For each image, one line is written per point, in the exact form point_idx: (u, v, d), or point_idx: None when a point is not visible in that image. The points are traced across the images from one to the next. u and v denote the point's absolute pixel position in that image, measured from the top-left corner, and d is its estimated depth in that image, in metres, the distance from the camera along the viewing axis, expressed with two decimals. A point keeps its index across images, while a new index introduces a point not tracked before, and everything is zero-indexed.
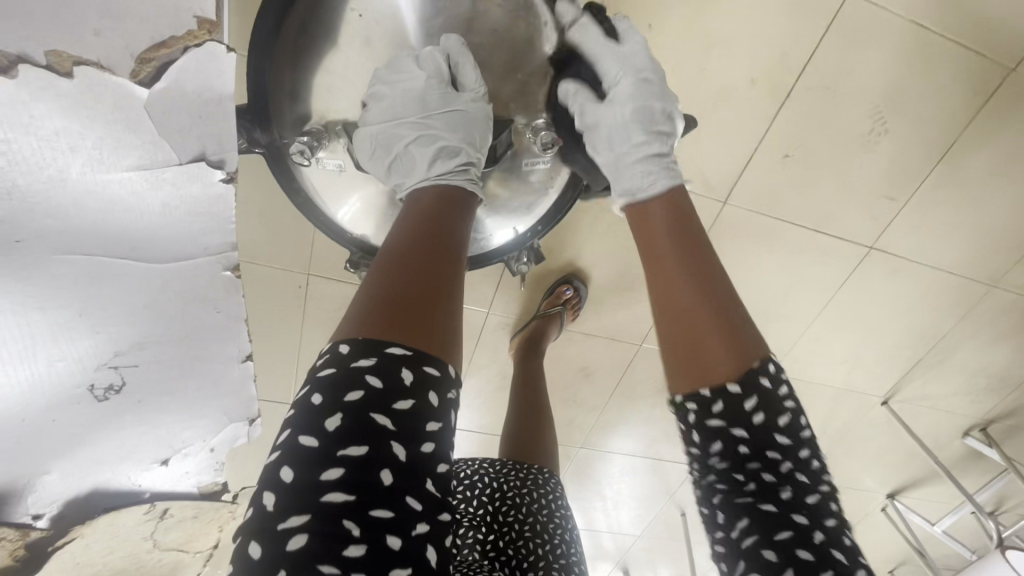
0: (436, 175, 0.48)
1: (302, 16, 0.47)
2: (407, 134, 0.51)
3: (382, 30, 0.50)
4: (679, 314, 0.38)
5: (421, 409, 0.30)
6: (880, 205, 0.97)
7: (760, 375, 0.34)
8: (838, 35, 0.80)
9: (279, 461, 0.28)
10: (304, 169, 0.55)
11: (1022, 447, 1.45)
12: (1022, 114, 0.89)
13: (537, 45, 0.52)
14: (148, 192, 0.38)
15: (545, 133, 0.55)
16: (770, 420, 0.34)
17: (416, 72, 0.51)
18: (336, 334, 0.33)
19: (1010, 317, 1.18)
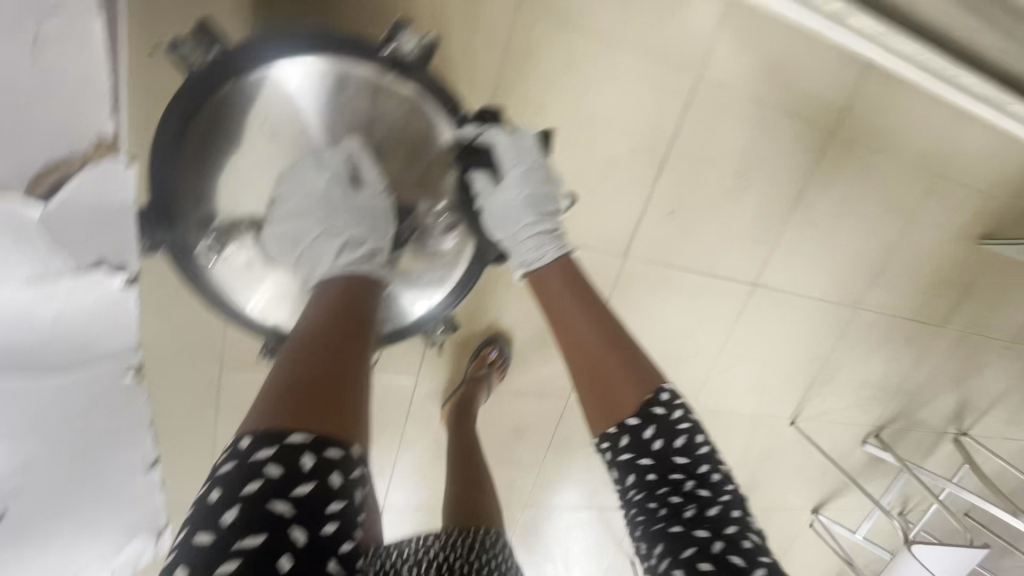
0: (346, 263, 0.51)
1: (207, 125, 0.51)
2: (314, 227, 0.52)
3: (285, 131, 0.54)
4: (587, 362, 0.54)
5: (321, 491, 0.33)
6: (756, 247, 1.12)
7: (653, 405, 0.49)
8: (697, 110, 0.94)
9: (178, 561, 0.31)
10: (210, 265, 0.55)
11: (909, 447, 1.63)
12: (847, 166, 1.08)
13: (433, 136, 0.58)
14: (40, 303, 0.35)
15: (445, 214, 0.61)
16: (664, 445, 0.48)
17: (317, 170, 0.54)
18: (240, 428, 0.35)
19: (876, 331, 1.37)
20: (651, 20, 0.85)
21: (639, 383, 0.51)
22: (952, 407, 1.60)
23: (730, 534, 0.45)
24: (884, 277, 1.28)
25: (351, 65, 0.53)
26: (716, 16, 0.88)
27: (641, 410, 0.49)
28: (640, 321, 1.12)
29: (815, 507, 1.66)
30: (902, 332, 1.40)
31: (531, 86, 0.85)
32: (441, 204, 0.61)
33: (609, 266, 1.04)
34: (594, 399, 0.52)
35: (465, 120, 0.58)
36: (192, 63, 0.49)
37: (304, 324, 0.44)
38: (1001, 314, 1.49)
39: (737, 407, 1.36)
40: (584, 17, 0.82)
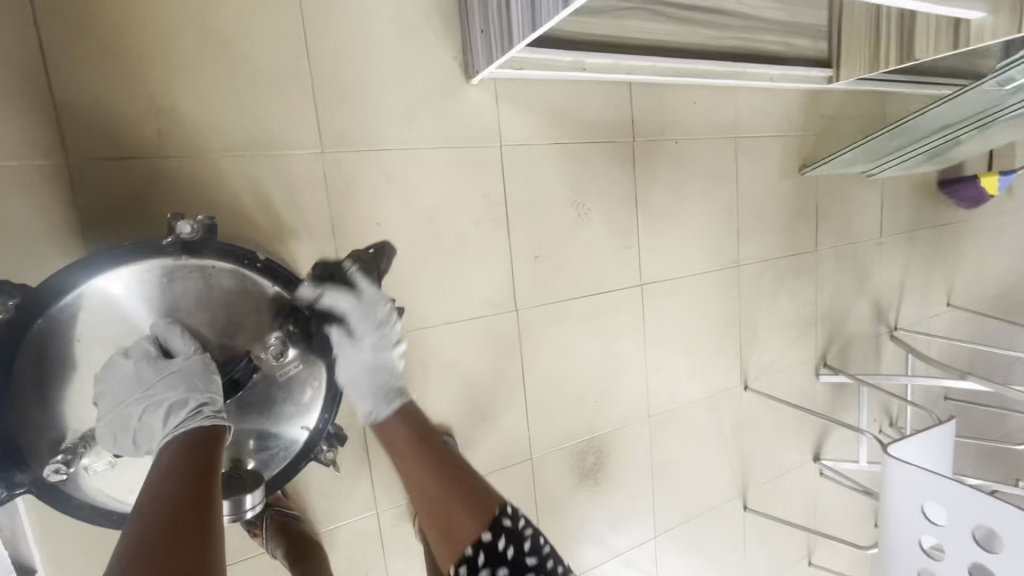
0: (174, 426, 0.54)
1: (33, 363, 0.55)
2: (135, 409, 0.55)
3: (107, 336, 0.58)
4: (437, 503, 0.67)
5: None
6: (624, 254, 1.24)
7: (502, 519, 0.66)
8: (512, 170, 1.08)
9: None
10: (76, 480, 0.58)
11: (857, 362, 1.73)
12: (660, 161, 1.26)
13: (255, 289, 0.64)
14: None
15: (272, 347, 0.65)
16: (514, 547, 0.65)
17: (125, 360, 0.57)
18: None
19: (767, 277, 1.50)
20: (437, 121, 1.00)
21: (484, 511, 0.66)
22: (869, 311, 1.74)
23: None
24: (746, 232, 1.43)
25: (139, 259, 0.58)
26: (489, 97, 1.04)
27: (493, 525, 0.65)
28: (558, 360, 1.19)
29: (815, 455, 1.69)
30: (789, 269, 1.55)
31: (360, 209, 0.95)
32: (271, 338, 0.65)
33: (506, 325, 1.12)
34: (442, 531, 0.66)
35: (267, 265, 0.64)
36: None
37: (149, 488, 0.48)
38: (858, 219, 1.68)
39: (691, 396, 1.41)
40: (381, 140, 0.95)
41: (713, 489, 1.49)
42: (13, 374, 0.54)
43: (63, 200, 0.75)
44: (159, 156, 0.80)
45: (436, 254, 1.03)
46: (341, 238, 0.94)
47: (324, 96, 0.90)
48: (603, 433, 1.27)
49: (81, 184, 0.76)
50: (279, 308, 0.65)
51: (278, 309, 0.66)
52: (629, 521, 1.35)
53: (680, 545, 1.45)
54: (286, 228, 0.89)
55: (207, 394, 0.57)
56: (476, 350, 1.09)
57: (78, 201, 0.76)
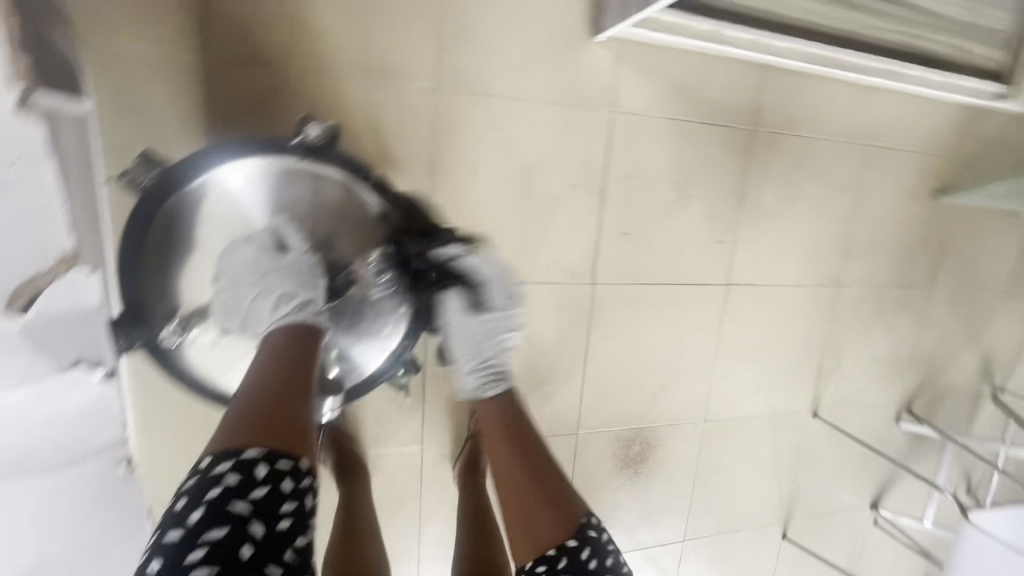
0: (280, 315, 0.59)
1: (161, 235, 0.59)
2: (249, 292, 0.59)
3: (229, 223, 0.62)
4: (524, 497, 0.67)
5: (271, 494, 0.45)
6: (716, 249, 1.17)
7: (587, 528, 0.63)
8: (618, 139, 1.03)
9: (160, 546, 0.42)
10: (184, 348, 0.63)
11: (948, 417, 1.56)
12: (778, 157, 1.16)
13: (364, 206, 0.65)
14: (30, 405, 0.41)
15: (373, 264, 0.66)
16: (598, 560, 0.61)
17: (247, 246, 0.61)
18: (207, 451, 0.47)
19: (866, 305, 1.37)
20: (554, 75, 0.96)
21: (567, 517, 0.64)
22: (976, 364, 1.56)
23: None
24: (855, 251, 1.31)
25: (265, 154, 0.59)
26: (611, 58, 0.99)
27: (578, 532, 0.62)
28: (623, 343, 1.15)
29: (873, 502, 1.56)
30: (894, 300, 1.40)
31: (461, 152, 0.94)
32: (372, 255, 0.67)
33: (579, 297, 1.09)
34: (521, 524, 0.66)
35: (378, 182, 0.64)
36: (135, 181, 0.56)
37: (258, 364, 0.54)
38: (989, 262, 1.49)
39: (753, 411, 1.34)
40: (494, 86, 0.94)
41: (754, 510, 1.42)
42: (144, 240, 0.58)
43: (198, 94, 0.79)
44: (286, 68, 0.83)
45: (525, 212, 1.01)
46: (438, 178, 0.94)
47: (448, 32, 0.89)
48: (653, 426, 1.23)
49: (215, 82, 0.80)
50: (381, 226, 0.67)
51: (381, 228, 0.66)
52: (659, 519, 1.31)
53: (706, 556, 1.40)
54: (388, 158, 0.91)
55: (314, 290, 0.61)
56: (544, 316, 1.08)
57: (210, 97, 0.80)
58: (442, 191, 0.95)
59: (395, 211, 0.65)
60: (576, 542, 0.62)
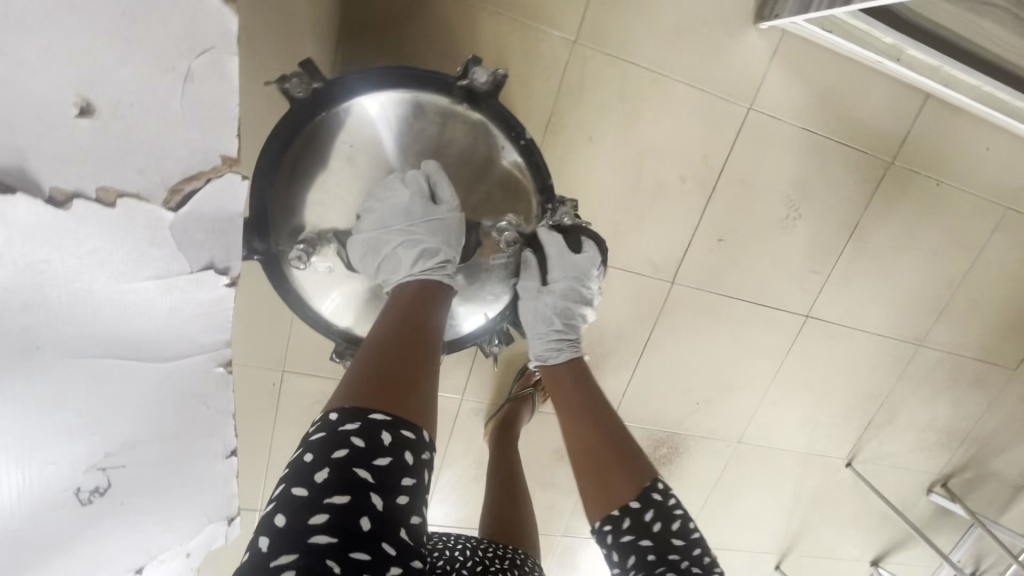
0: (419, 271, 0.55)
1: (299, 149, 0.57)
2: (394, 238, 0.56)
3: (369, 154, 0.59)
4: (585, 451, 0.58)
5: (395, 465, 0.38)
6: (808, 277, 1.10)
7: (653, 491, 0.54)
8: (747, 139, 0.96)
9: (274, 509, 0.36)
10: (297, 271, 0.60)
11: (984, 501, 1.46)
12: (906, 196, 1.06)
13: (497, 160, 0.62)
14: (158, 297, 0.40)
15: (507, 233, 0.62)
16: (665, 525, 0.52)
17: (401, 189, 0.57)
18: (329, 406, 0.41)
19: (941, 372, 1.29)
20: (701, 55, 0.89)
21: (635, 475, 0.55)
22: None
23: None
24: (950, 313, 1.22)
25: (427, 92, 0.58)
26: (767, 50, 0.91)
27: (642, 494, 0.53)
28: (682, 346, 1.12)
29: (875, 558, 1.51)
30: (971, 374, 1.31)
31: (583, 115, 0.89)
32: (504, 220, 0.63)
33: (654, 291, 1.05)
34: (592, 486, 0.56)
35: (528, 145, 0.62)
36: (294, 92, 0.55)
37: (379, 320, 0.50)
38: None
39: (787, 444, 1.30)
40: (634, 54, 0.87)
41: (756, 536, 1.41)
42: (286, 151, 0.57)
43: None
44: None
45: (627, 194, 0.96)
46: (552, 138, 0.89)
47: None
48: (685, 433, 1.22)
49: None
50: (516, 188, 0.64)
51: (521, 193, 0.64)
52: None
53: None
54: (509, 106, 0.86)
55: (454, 251, 0.58)
56: (615, 302, 1.04)
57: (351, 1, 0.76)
58: (553, 152, 0.90)
59: (536, 177, 0.64)
60: (641, 504, 0.53)
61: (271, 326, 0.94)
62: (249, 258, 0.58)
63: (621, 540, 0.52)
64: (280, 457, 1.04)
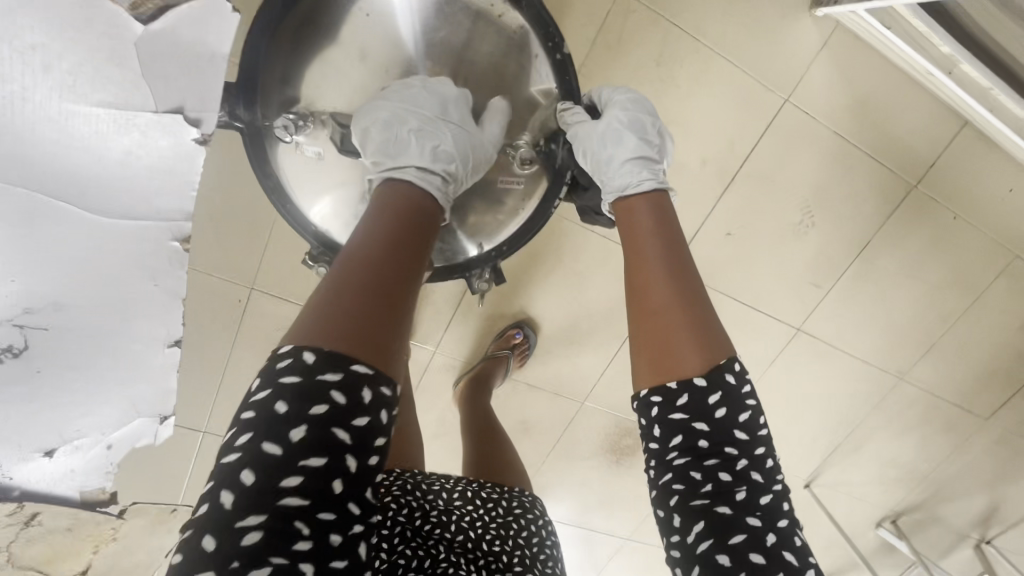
0: (422, 163, 0.49)
1: (302, 17, 0.53)
2: (412, 122, 0.51)
3: (385, 34, 0.54)
4: (651, 309, 0.46)
5: (374, 425, 0.34)
6: (807, 289, 1.07)
7: (726, 373, 0.42)
8: (777, 133, 0.91)
9: (238, 464, 0.32)
10: (282, 148, 0.56)
11: (929, 543, 1.48)
12: (921, 225, 1.03)
13: (525, 79, 0.59)
14: (112, 134, 0.35)
15: (524, 150, 0.59)
16: (731, 414, 0.41)
17: (449, 88, 0.55)
18: (298, 336, 0.35)
19: (913, 410, 1.28)
20: (747, 33, 0.85)
21: (711, 351, 0.43)
22: (982, 510, 1.44)
23: (781, 528, 0.40)
24: (937, 351, 1.20)
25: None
26: (817, 41, 0.86)
27: (711, 373, 0.42)
28: None
29: None
30: (941, 418, 1.30)
31: (614, 72, 0.83)
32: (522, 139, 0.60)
33: None
34: (649, 353, 0.45)
35: (563, 61, 0.58)
36: None
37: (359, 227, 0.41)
38: None
39: None
40: (679, 17, 0.82)
41: None
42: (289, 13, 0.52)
43: None
44: None
45: None
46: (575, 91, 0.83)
47: None
48: None
49: None
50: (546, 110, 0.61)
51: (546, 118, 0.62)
52: (618, 512, 1.28)
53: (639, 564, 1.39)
54: None
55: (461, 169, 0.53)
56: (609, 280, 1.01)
57: None
58: None
59: (564, 96, 0.61)
60: (706, 384, 0.42)
61: (247, 240, 0.88)
62: (229, 124, 0.53)
63: (670, 418, 0.42)
64: (234, 380, 0.99)
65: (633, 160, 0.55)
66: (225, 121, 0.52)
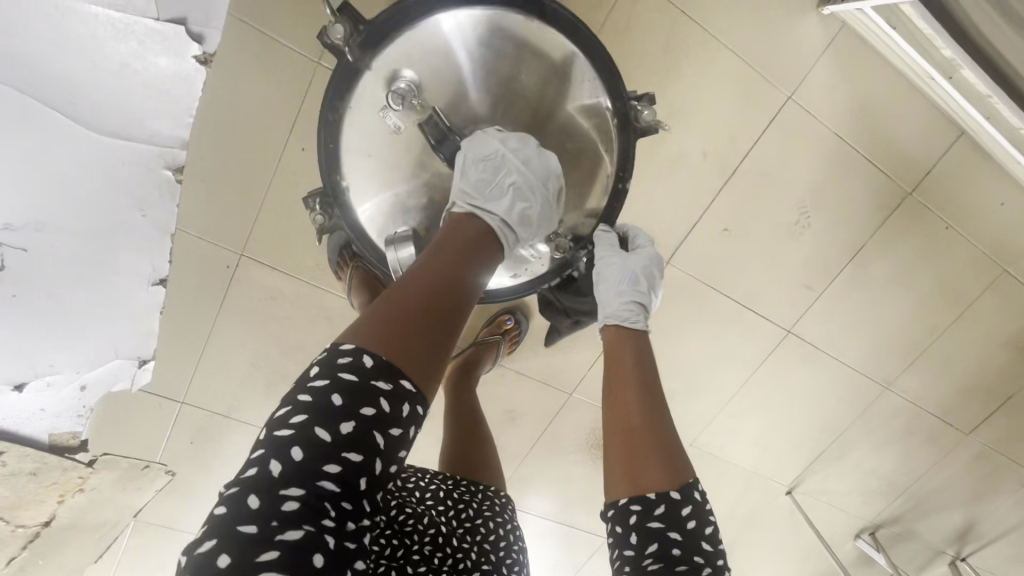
0: (504, 220, 0.52)
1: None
2: (511, 180, 0.54)
3: (502, 57, 0.59)
4: (630, 428, 0.48)
5: (405, 440, 0.35)
6: (799, 291, 1.07)
7: (694, 489, 0.45)
8: (778, 129, 0.92)
9: (289, 440, 0.32)
10: (382, 106, 0.59)
11: (906, 558, 1.48)
12: (914, 233, 1.04)
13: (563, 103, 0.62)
14: (110, 41, 0.35)
15: (562, 240, 0.65)
16: (699, 527, 0.44)
17: (550, 161, 0.58)
18: (360, 337, 0.36)
19: (897, 422, 1.28)
20: (754, 25, 0.85)
21: (676, 468, 0.46)
22: (959, 526, 1.45)
23: None
24: (923, 362, 1.21)
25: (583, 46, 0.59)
26: (822, 38, 0.87)
27: (683, 488, 0.45)
28: (659, 333, 1.08)
29: None
30: (924, 431, 1.30)
31: (621, 58, 0.84)
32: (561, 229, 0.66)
33: None
34: (623, 469, 0.46)
35: (621, 192, 0.65)
36: None
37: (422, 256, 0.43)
38: None
39: (734, 457, 1.28)
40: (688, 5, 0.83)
41: None
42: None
43: None
44: None
45: (644, 154, 0.92)
46: None
47: None
48: None
49: None
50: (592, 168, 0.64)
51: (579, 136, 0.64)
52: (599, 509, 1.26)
53: None
54: None
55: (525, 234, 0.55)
56: None
57: None
58: None
59: (608, 207, 0.66)
60: (679, 497, 0.44)
61: (240, 204, 0.87)
62: (335, 44, 0.56)
63: (646, 527, 0.44)
64: (217, 350, 0.96)
65: (633, 302, 0.59)
66: (336, 43, 0.56)
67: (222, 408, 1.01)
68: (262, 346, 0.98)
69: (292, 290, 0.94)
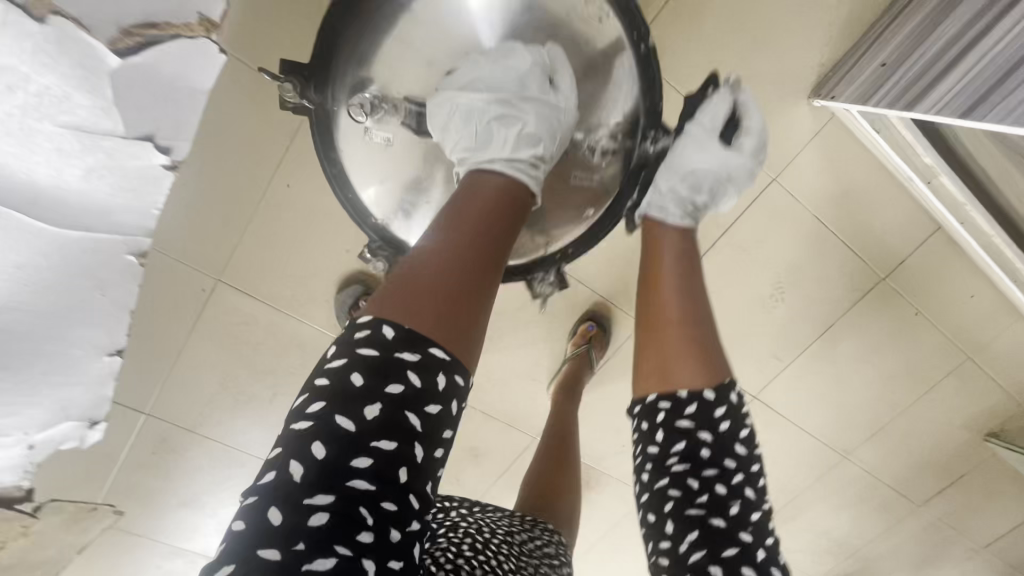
0: (511, 149, 0.51)
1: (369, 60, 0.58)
2: (494, 108, 0.53)
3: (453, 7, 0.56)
4: (663, 325, 0.56)
5: (442, 414, 0.38)
6: (768, 360, 1.10)
7: (729, 389, 0.52)
8: (761, 208, 0.95)
9: (314, 435, 0.34)
10: (355, 128, 0.61)
11: None
12: (884, 316, 1.06)
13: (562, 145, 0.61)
14: (76, 153, 0.36)
15: (603, 141, 0.62)
16: (731, 426, 0.50)
17: (521, 58, 0.55)
18: (381, 309, 0.38)
19: (852, 489, 1.31)
20: None
21: (714, 371, 0.52)
22: None
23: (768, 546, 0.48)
24: (883, 436, 1.23)
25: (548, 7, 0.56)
26: (811, 128, 0.88)
27: (716, 387, 0.51)
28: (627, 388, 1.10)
29: None
30: (878, 499, 1.33)
31: None
32: (600, 130, 0.62)
33: (620, 323, 1.03)
34: (648, 372, 0.55)
35: (648, 53, 0.55)
36: None
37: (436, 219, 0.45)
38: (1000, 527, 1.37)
39: None
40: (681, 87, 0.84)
41: None
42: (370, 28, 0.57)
43: None
44: None
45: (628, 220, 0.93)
46: None
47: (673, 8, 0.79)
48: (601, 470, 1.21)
49: None
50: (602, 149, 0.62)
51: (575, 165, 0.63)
52: None
53: None
54: None
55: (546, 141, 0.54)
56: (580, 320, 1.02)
57: None
58: None
59: (646, 98, 0.57)
60: (714, 395, 0.51)
61: (219, 231, 0.87)
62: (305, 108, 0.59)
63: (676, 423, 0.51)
64: (184, 368, 0.96)
65: (686, 199, 0.60)
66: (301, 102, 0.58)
67: (187, 423, 1.01)
68: (230, 368, 0.98)
69: (266, 317, 0.95)
